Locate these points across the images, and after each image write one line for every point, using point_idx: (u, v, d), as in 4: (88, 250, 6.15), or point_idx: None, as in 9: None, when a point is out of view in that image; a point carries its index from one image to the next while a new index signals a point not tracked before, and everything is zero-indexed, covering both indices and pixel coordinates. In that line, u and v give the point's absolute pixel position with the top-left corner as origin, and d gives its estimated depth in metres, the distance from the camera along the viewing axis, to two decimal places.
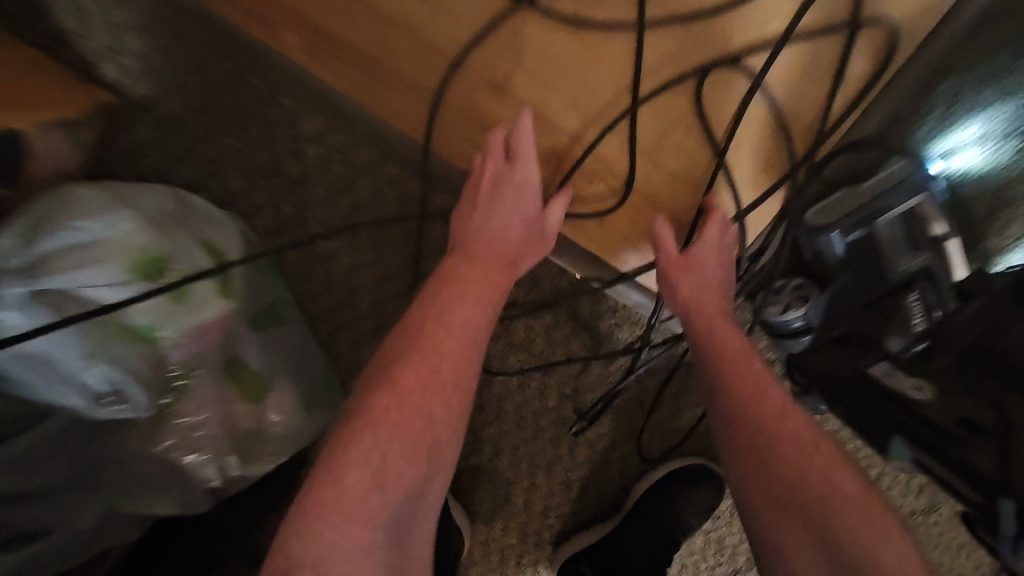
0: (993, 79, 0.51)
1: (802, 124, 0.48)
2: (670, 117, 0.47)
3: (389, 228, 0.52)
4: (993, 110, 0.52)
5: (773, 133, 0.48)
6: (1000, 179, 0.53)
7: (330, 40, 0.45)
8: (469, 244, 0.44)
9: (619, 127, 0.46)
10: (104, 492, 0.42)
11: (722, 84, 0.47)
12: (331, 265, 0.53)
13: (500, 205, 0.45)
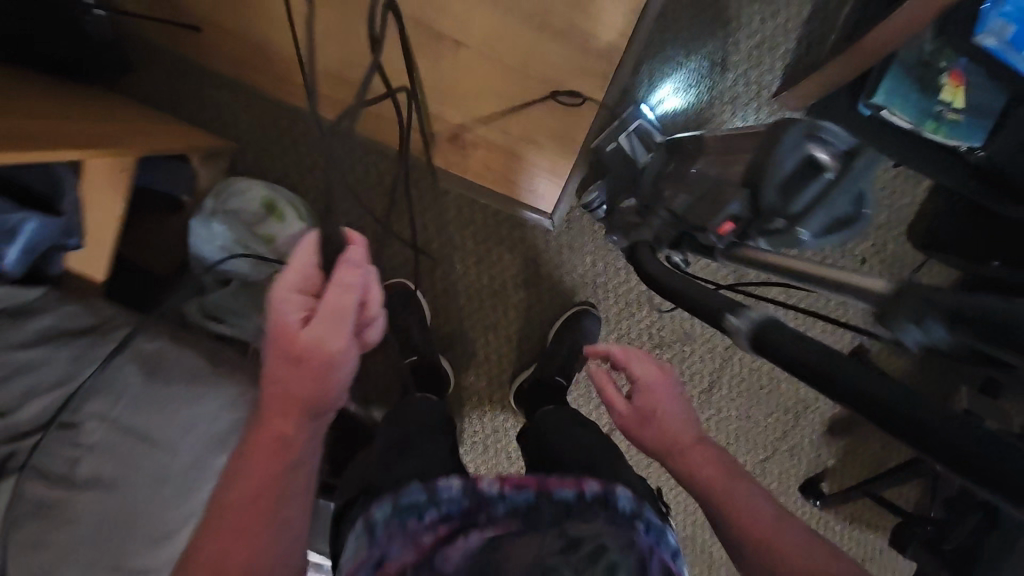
0: (674, 57, 0.96)
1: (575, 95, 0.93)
2: (504, 107, 0.94)
3: (373, 191, 0.97)
4: (679, 72, 0.97)
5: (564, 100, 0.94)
6: (694, 107, 0.98)
7: (330, 99, 0.92)
8: (277, 392, 0.46)
9: (481, 118, 0.95)
10: (255, 316, 0.84)
11: (530, 88, 0.93)
12: (347, 216, 0.98)
13: (304, 365, 0.45)
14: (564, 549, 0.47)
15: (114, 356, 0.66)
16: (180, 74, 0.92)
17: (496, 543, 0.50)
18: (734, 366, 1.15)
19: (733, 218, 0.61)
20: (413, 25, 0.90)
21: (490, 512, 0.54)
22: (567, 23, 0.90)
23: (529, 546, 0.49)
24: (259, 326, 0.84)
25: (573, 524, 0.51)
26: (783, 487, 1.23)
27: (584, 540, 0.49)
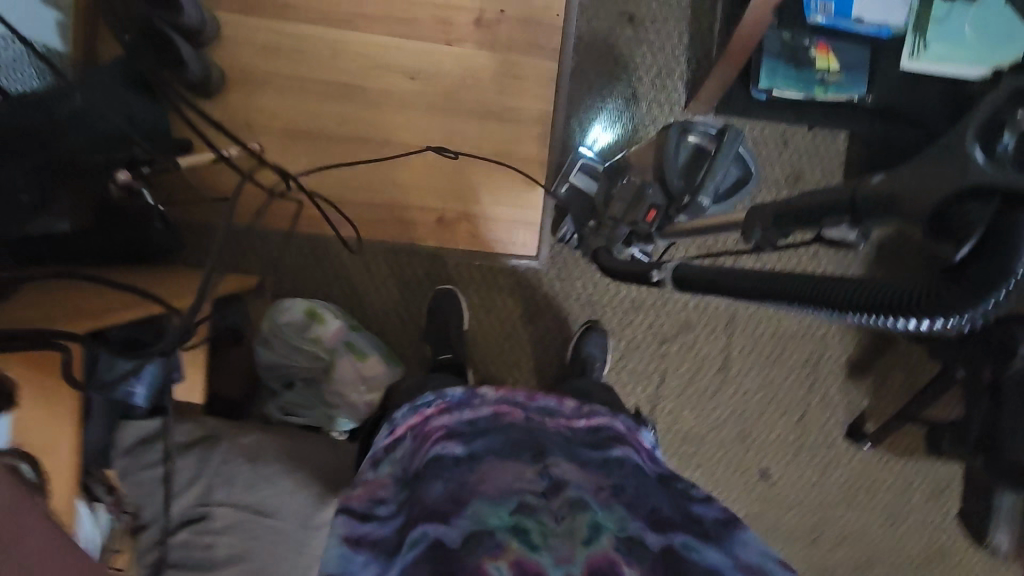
0: (594, 105, 1.18)
1: (524, 156, 1.15)
2: (472, 183, 1.14)
3: (389, 281, 1.16)
4: (602, 114, 1.18)
5: (518, 163, 1.15)
6: (621, 138, 1.19)
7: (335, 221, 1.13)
8: None
9: (454, 197, 1.14)
10: (320, 405, 1.05)
11: (490, 163, 1.14)
12: (371, 307, 1.16)
13: None
14: (545, 491, 0.58)
15: (218, 455, 0.83)
16: (218, 238, 1.09)
17: (478, 431, 0.67)
18: (741, 339, 1.26)
19: (654, 207, 0.89)
20: (384, 145, 1.12)
21: (478, 400, 0.74)
22: (502, 108, 1.13)
23: (507, 471, 0.60)
24: (326, 413, 1.05)
25: (555, 461, 0.62)
26: (827, 437, 1.30)
27: (565, 481, 0.59)
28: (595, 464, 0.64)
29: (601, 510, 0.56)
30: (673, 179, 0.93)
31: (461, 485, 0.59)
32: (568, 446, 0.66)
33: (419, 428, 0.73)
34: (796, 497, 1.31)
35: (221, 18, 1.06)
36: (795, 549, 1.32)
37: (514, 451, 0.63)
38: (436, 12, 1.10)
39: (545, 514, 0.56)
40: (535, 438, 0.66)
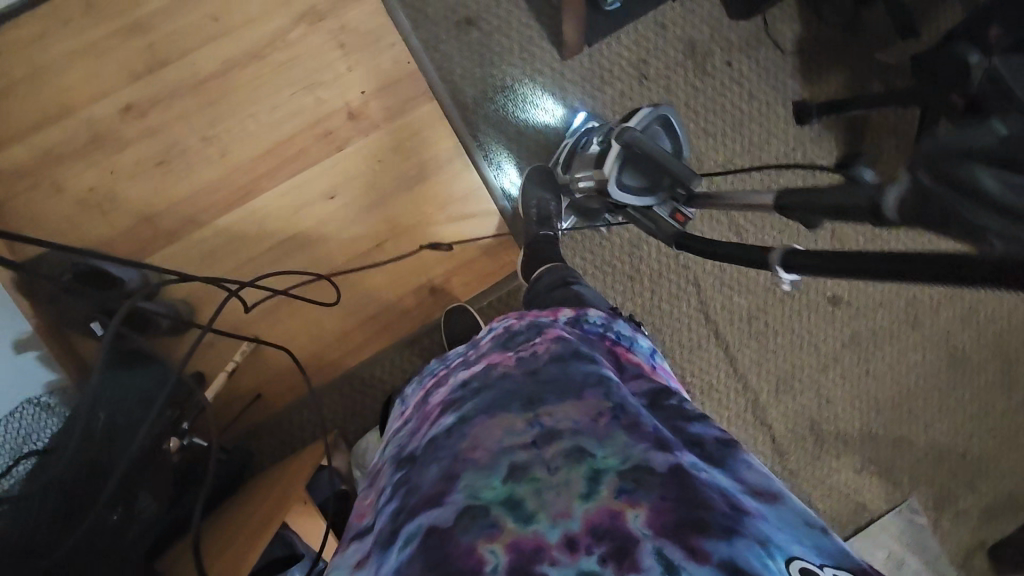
0: (487, 110, 1.22)
1: (464, 191, 1.19)
2: (439, 242, 1.19)
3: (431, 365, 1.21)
4: (498, 113, 1.22)
5: (463, 200, 1.19)
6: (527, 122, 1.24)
7: (354, 350, 1.18)
8: None
9: (434, 264, 1.19)
10: None
11: (441, 217, 1.18)
12: None
13: None
14: (536, 441, 0.59)
15: None
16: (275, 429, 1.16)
17: (468, 394, 0.69)
18: (739, 208, 1.29)
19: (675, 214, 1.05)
20: (349, 264, 1.16)
21: (470, 357, 0.80)
22: (418, 166, 1.17)
23: (495, 430, 0.61)
24: None
25: (547, 407, 0.62)
26: (865, 233, 1.32)
27: (560, 428, 0.59)
28: (593, 387, 0.64)
29: (601, 450, 0.57)
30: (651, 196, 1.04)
31: (454, 456, 0.60)
32: (558, 378, 0.66)
33: (420, 410, 0.79)
34: (872, 299, 1.34)
35: (154, 261, 1.11)
36: (901, 340, 1.35)
37: (502, 403, 0.64)
38: (313, 132, 1.14)
39: (538, 468, 0.56)
40: (533, 385, 0.66)
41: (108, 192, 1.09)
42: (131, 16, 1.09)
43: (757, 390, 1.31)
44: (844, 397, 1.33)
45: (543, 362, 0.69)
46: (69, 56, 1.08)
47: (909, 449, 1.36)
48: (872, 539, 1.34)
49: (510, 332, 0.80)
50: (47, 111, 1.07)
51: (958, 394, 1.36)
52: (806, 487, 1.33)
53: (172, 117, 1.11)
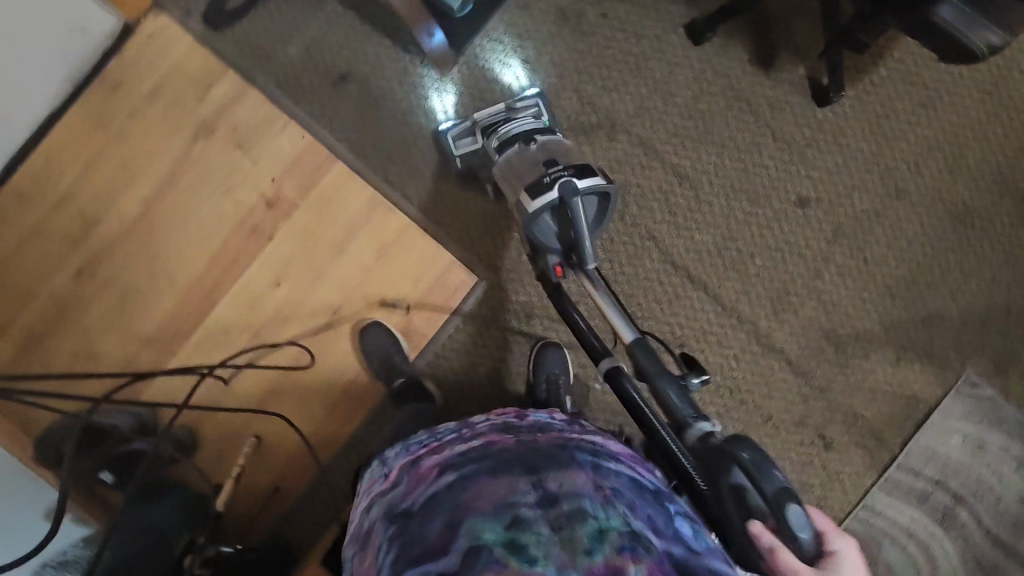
0: (389, 147, 1.21)
1: (395, 235, 1.20)
2: (390, 289, 1.21)
3: (422, 406, 1.23)
4: (400, 146, 1.21)
5: (396, 242, 1.20)
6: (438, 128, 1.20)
7: (348, 416, 1.21)
8: None
9: (392, 310, 1.22)
10: None
11: (384, 265, 1.21)
12: None
13: None
14: (539, 501, 0.62)
15: None
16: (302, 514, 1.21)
17: (468, 459, 0.69)
18: (668, 147, 1.23)
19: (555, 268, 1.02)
20: (316, 339, 1.21)
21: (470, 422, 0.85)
22: (345, 227, 1.20)
23: (498, 487, 0.64)
24: None
25: (550, 472, 0.65)
26: (810, 122, 1.24)
27: (563, 493, 0.62)
28: (591, 466, 0.68)
29: (599, 512, 0.60)
30: (553, 240, 0.95)
31: (458, 507, 0.63)
32: (558, 450, 0.70)
33: (405, 466, 0.78)
34: (845, 185, 1.24)
35: (145, 398, 1.19)
36: (891, 214, 1.25)
37: (506, 467, 0.67)
38: (242, 232, 1.19)
39: (540, 525, 0.59)
40: (535, 455, 0.69)
41: (87, 352, 1.18)
42: (53, 193, 1.17)
43: (754, 318, 1.24)
44: (851, 295, 1.24)
45: (544, 442, 0.72)
46: (14, 246, 1.17)
47: (944, 323, 1.25)
48: (938, 428, 1.25)
49: (505, 417, 0.84)
50: (13, 301, 1.17)
51: (976, 247, 1.25)
52: (845, 399, 1.25)
53: (120, 267, 1.19)
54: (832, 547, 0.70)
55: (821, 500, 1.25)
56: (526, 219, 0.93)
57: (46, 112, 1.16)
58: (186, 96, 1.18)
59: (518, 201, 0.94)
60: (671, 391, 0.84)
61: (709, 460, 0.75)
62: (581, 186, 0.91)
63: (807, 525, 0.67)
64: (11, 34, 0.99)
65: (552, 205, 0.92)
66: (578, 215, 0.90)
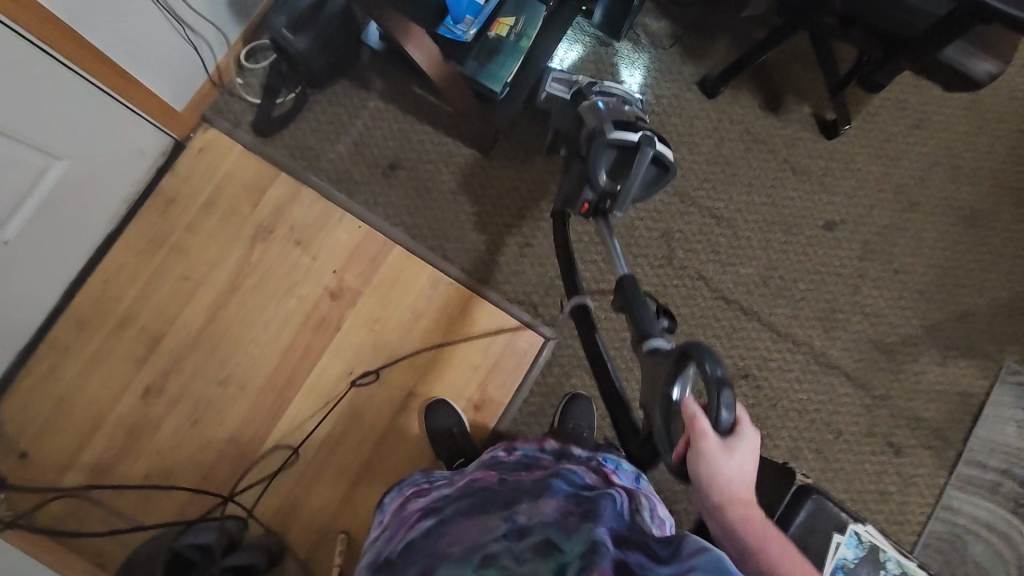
0: (443, 225, 1.27)
1: (459, 306, 1.23)
2: (460, 357, 1.22)
3: None
4: (454, 221, 1.28)
5: (462, 313, 1.23)
6: (498, 183, 1.29)
7: None
8: None
9: (465, 382, 1.21)
10: None
11: (453, 336, 1.22)
12: None
13: None
14: (504, 535, 0.63)
15: None
16: None
17: (450, 502, 0.77)
18: (701, 193, 1.33)
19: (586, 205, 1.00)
20: (395, 421, 1.19)
21: (462, 469, 0.91)
22: (411, 306, 1.23)
23: (470, 531, 0.66)
24: None
25: (523, 506, 0.67)
26: (822, 154, 1.36)
27: (532, 525, 0.63)
28: (562, 497, 0.68)
29: (566, 543, 0.58)
30: (602, 176, 0.94)
31: (436, 555, 0.66)
32: (534, 489, 0.71)
33: (397, 514, 0.86)
34: (863, 205, 1.36)
35: (225, 511, 1.14)
36: (909, 226, 1.36)
37: (482, 511, 0.70)
38: (309, 325, 1.20)
39: (506, 558, 0.59)
40: (512, 497, 0.71)
41: (161, 472, 1.14)
42: (114, 313, 1.17)
43: (807, 339, 1.31)
44: (889, 304, 1.34)
45: (525, 482, 0.76)
46: (77, 372, 1.14)
47: (977, 319, 1.34)
48: (994, 418, 1.31)
49: (494, 461, 0.89)
50: (80, 430, 1.13)
51: (991, 246, 1.37)
52: (904, 402, 1.31)
53: (187, 379, 1.16)
54: (744, 431, 0.69)
55: (903, 506, 1.28)
56: (602, 135, 0.94)
57: (105, 234, 1.18)
58: (243, 202, 1.21)
59: (600, 125, 0.96)
60: (643, 312, 0.89)
61: (653, 366, 0.81)
62: (657, 147, 0.95)
63: (730, 397, 0.68)
64: (82, 159, 1.04)
65: (625, 144, 0.94)
66: (644, 161, 0.92)
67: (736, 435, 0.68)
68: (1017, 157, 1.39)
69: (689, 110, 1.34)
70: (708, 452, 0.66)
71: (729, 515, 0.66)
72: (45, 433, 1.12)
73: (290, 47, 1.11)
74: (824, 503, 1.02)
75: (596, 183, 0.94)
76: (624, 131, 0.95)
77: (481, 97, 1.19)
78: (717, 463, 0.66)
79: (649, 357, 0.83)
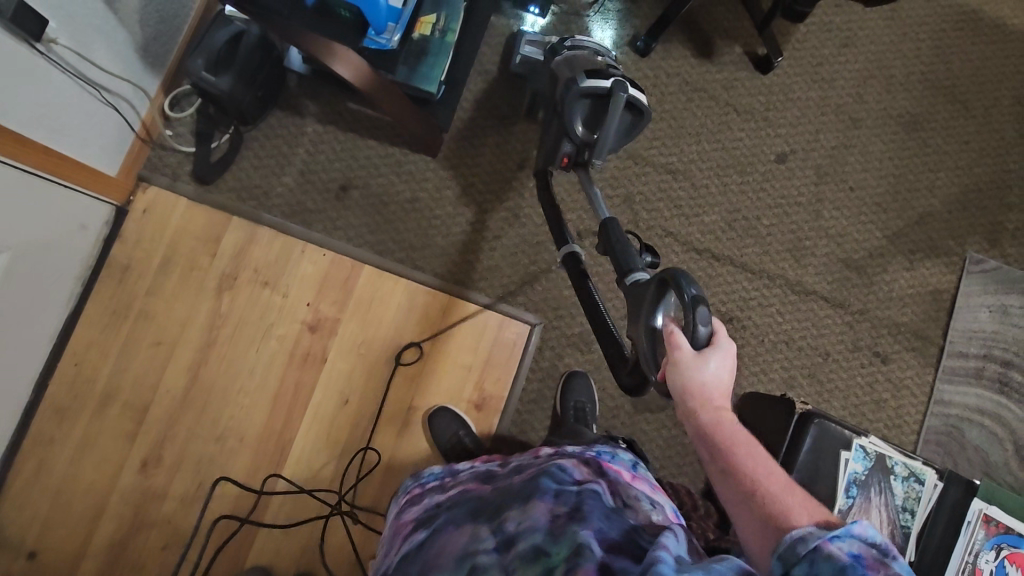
0: (408, 235, 1.26)
1: (438, 311, 1.23)
2: (450, 361, 1.22)
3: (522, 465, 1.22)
4: (417, 229, 1.26)
5: (442, 316, 1.23)
6: (453, 182, 1.28)
7: None
8: None
9: (460, 384, 1.22)
10: None
11: (438, 343, 1.22)
12: None
13: None
14: (495, 547, 0.63)
15: None
16: None
17: (442, 512, 0.76)
18: (654, 151, 1.34)
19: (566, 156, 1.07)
20: (399, 438, 1.19)
21: (457, 474, 0.90)
22: (392, 322, 1.22)
23: (458, 539, 0.66)
24: None
25: (511, 513, 0.66)
26: (761, 90, 1.38)
27: (518, 531, 0.63)
28: (549, 496, 0.67)
29: (552, 546, 0.60)
30: (578, 128, 1.03)
31: (427, 568, 0.66)
32: (523, 488, 0.71)
33: (398, 525, 0.86)
34: (809, 130, 1.39)
35: (251, 564, 1.13)
36: (856, 143, 1.39)
37: (472, 518, 0.70)
38: (294, 363, 1.19)
39: (494, 569, 0.61)
40: (502, 498, 0.71)
41: (178, 542, 1.12)
42: (94, 393, 1.14)
43: (781, 271, 1.34)
44: (850, 221, 1.37)
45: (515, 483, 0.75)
46: (69, 461, 1.12)
47: (934, 218, 1.39)
48: (967, 309, 1.37)
49: (489, 469, 0.88)
50: (85, 519, 1.10)
51: (934, 145, 1.41)
52: (883, 312, 1.36)
53: (183, 443, 1.14)
54: (721, 343, 0.71)
55: (898, 411, 1.34)
56: (575, 88, 1.01)
57: (65, 317, 1.14)
58: (200, 254, 1.19)
59: (574, 75, 1.02)
60: (627, 248, 0.94)
61: (636, 292, 0.85)
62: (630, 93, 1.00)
63: (707, 313, 0.70)
64: (24, 247, 0.99)
65: (598, 92, 1.01)
66: (618, 108, 0.97)
67: (711, 345, 0.71)
68: (945, 56, 1.43)
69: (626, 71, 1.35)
70: (682, 360, 0.71)
71: (699, 416, 0.69)
72: (49, 530, 1.09)
73: (214, 89, 1.07)
74: (827, 426, 1.05)
75: (571, 129, 1.02)
76: (597, 80, 1.01)
77: (421, 99, 1.19)
78: (691, 370, 0.70)
79: (633, 286, 0.87)
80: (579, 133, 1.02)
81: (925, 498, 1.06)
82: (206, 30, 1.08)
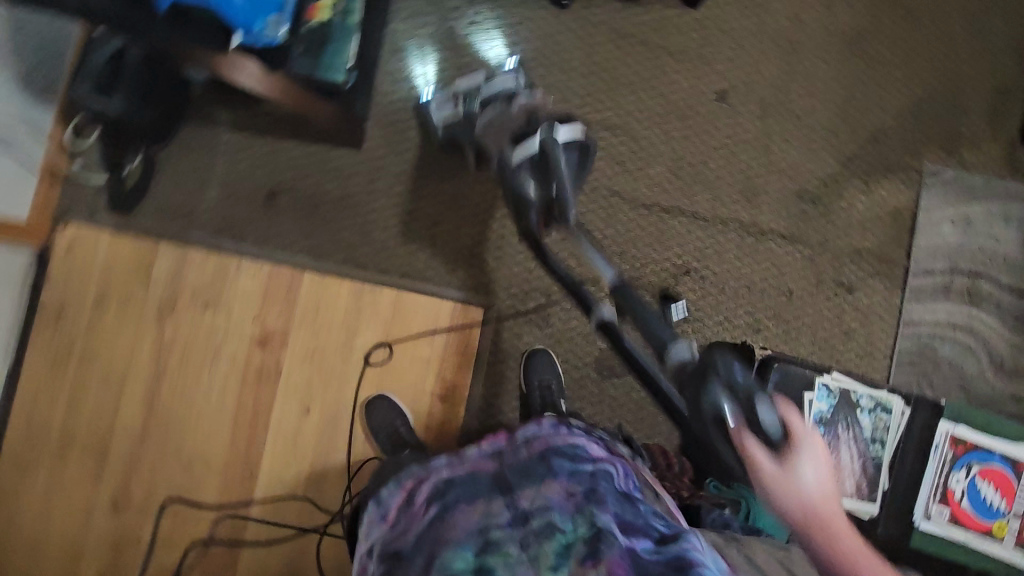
0: (345, 234, 1.21)
1: (388, 306, 1.20)
2: (407, 355, 1.20)
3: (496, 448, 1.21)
4: (353, 225, 1.21)
5: (392, 311, 1.20)
6: (383, 171, 1.22)
7: None
8: None
9: (421, 376, 1.20)
10: None
11: (392, 338, 1.20)
12: None
13: None
14: (510, 525, 0.67)
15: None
16: None
17: (445, 479, 0.77)
18: (588, 109, 1.28)
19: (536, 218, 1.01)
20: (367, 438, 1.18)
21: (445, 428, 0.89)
22: (342, 324, 1.19)
23: (474, 516, 0.69)
24: None
25: (525, 497, 0.70)
26: (692, 27, 1.31)
27: (536, 514, 0.68)
28: (562, 484, 0.72)
29: (570, 527, 0.66)
30: (531, 191, 0.98)
31: (440, 537, 0.69)
32: (532, 472, 0.74)
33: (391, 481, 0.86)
34: (747, 63, 1.32)
35: None
36: (798, 69, 1.33)
37: (482, 494, 0.73)
38: (250, 382, 1.17)
39: (511, 544, 0.65)
40: (511, 478, 0.74)
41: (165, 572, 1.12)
42: (52, 442, 1.12)
43: (735, 214, 1.30)
44: (800, 152, 1.32)
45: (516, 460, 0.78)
46: (40, 512, 1.11)
47: (887, 136, 1.34)
48: (929, 224, 1.33)
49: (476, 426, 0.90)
50: (68, 564, 1.11)
51: (879, 59, 1.35)
52: (843, 241, 1.32)
53: (151, 477, 1.14)
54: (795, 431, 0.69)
55: (869, 337, 1.32)
56: (509, 161, 0.98)
57: (6, 373, 1.12)
58: (134, 286, 1.15)
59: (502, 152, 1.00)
60: (652, 321, 0.86)
61: (680, 375, 0.77)
62: (559, 136, 0.99)
63: (770, 405, 0.69)
64: None
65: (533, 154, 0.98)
66: (557, 157, 0.96)
67: (794, 444, 0.68)
68: None
69: (547, 28, 1.28)
70: (773, 476, 0.67)
71: (784, 504, 0.68)
72: None
73: (105, 113, 1.02)
74: (788, 369, 1.04)
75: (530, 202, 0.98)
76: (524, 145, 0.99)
77: (322, 90, 1.11)
78: (787, 479, 0.67)
79: (677, 370, 0.77)
80: (535, 195, 0.98)
81: (894, 426, 1.05)
82: (86, 54, 1.01)
